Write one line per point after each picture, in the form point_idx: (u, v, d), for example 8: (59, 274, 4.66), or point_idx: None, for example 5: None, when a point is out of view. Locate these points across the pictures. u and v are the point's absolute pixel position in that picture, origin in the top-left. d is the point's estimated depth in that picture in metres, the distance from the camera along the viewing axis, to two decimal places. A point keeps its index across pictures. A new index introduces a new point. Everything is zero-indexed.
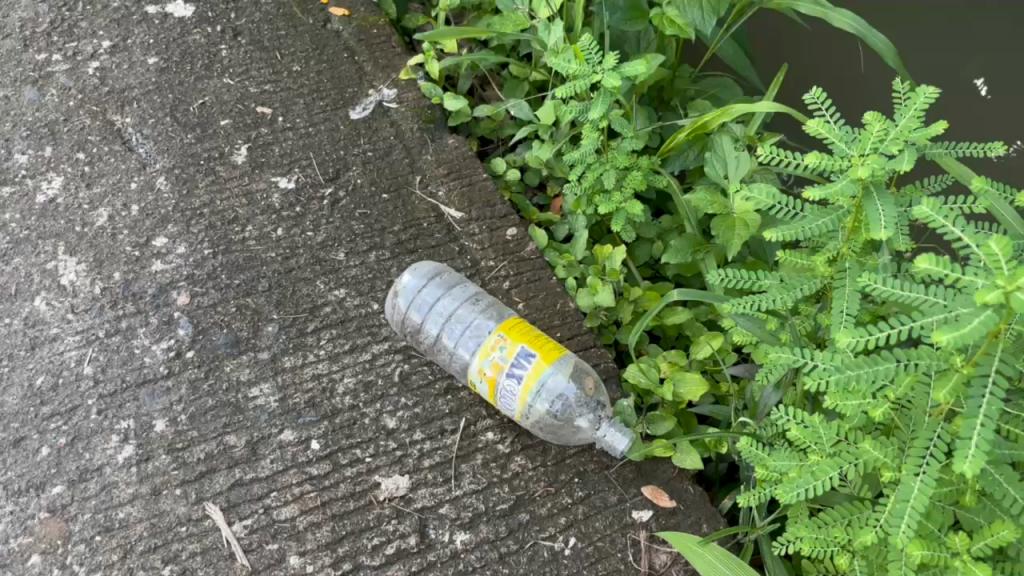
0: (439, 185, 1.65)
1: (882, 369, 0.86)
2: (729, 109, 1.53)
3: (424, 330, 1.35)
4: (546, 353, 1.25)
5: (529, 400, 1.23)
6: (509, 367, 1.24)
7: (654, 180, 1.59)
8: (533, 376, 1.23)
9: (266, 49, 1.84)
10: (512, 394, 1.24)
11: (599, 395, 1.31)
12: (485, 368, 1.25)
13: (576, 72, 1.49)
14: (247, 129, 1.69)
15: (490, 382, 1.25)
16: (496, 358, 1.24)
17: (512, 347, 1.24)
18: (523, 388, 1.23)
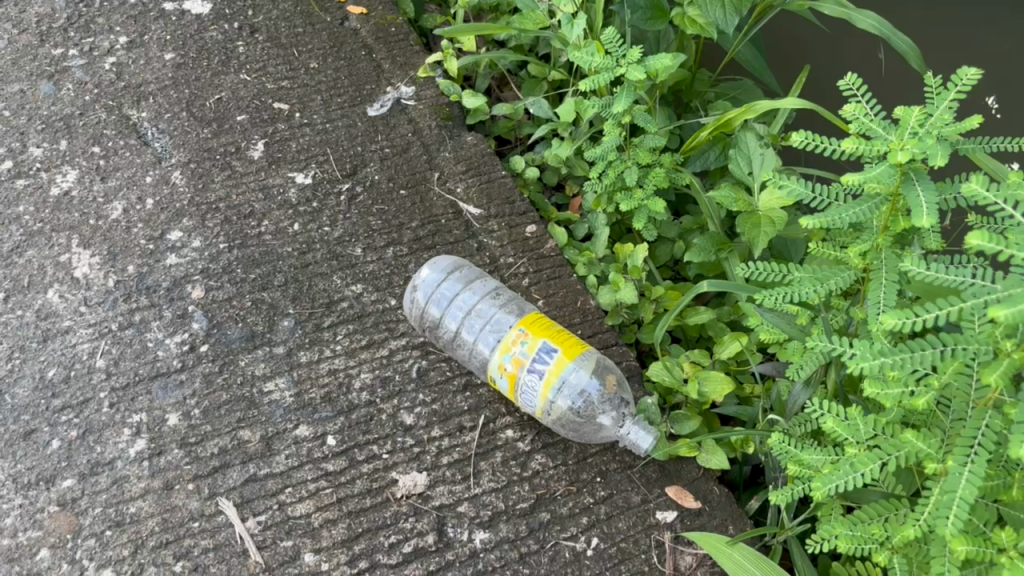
0: (457, 182, 1.63)
1: (925, 355, 0.83)
2: (753, 105, 1.50)
3: (443, 324, 1.33)
4: (569, 347, 1.22)
5: (550, 396, 1.20)
6: (530, 362, 1.20)
7: (676, 178, 1.57)
8: (553, 371, 1.20)
9: (283, 46, 1.83)
10: (534, 390, 1.21)
11: (626, 395, 1.28)
12: (506, 363, 1.23)
13: (599, 65, 1.47)
14: (264, 124, 1.68)
15: (510, 378, 1.23)
16: (517, 353, 1.21)
17: (532, 340, 1.22)
18: (545, 384, 1.20)
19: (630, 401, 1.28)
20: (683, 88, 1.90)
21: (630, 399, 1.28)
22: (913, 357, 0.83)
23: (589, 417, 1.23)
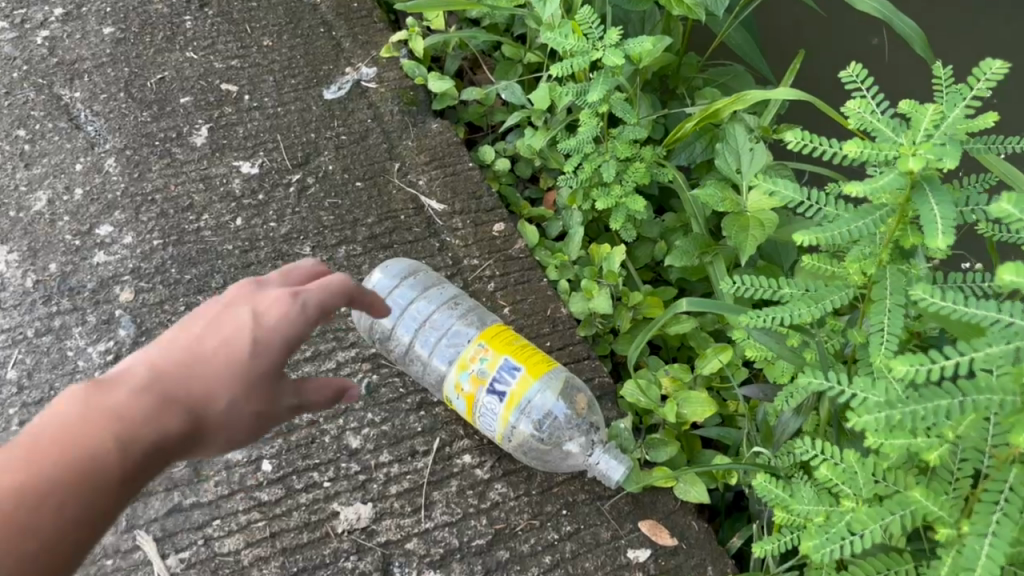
0: (419, 174, 1.49)
1: (939, 407, 0.68)
2: (743, 95, 1.37)
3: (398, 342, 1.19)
4: (534, 362, 1.08)
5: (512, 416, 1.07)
6: (492, 377, 1.07)
7: (658, 174, 1.43)
8: (516, 388, 1.06)
9: (234, 21, 1.68)
10: (494, 413, 1.08)
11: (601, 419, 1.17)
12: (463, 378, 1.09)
13: (573, 48, 1.32)
14: (209, 107, 1.53)
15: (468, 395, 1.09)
16: (476, 371, 1.08)
17: (494, 353, 1.08)
18: (506, 407, 1.07)
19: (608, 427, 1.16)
20: (669, 72, 1.76)
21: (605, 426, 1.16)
22: (926, 409, 0.68)
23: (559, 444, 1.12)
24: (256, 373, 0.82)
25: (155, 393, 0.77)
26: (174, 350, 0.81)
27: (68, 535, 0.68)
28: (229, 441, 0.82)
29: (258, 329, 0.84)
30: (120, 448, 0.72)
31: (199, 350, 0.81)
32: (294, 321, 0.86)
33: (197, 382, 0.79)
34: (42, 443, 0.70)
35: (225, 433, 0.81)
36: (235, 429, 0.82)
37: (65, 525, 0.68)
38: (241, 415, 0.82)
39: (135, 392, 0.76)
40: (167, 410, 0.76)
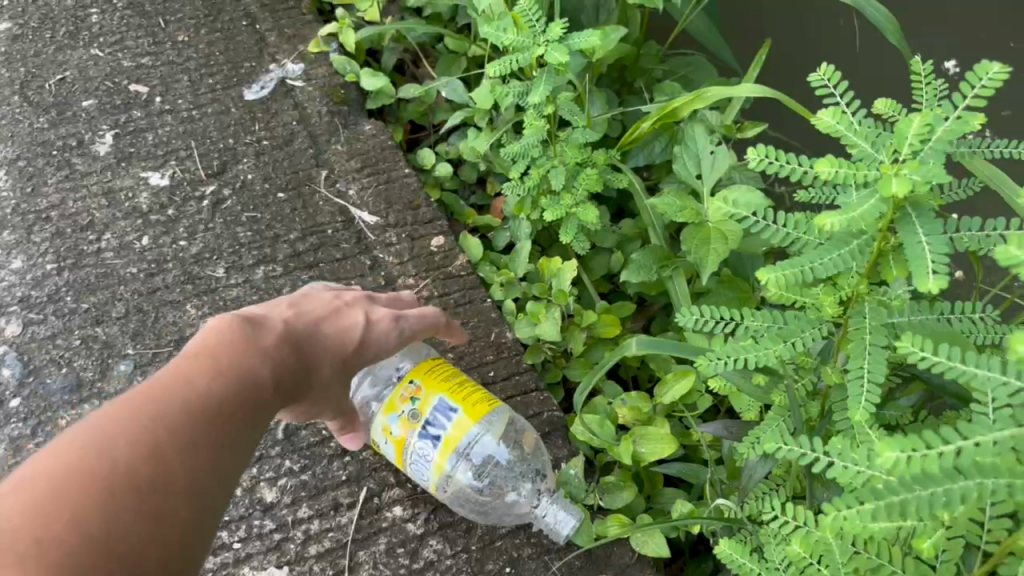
0: (349, 183, 1.35)
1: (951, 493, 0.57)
2: (703, 92, 1.25)
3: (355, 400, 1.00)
4: (473, 399, 0.93)
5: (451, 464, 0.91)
6: (426, 421, 0.91)
7: (612, 179, 1.30)
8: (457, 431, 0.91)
9: (146, 15, 1.52)
10: (426, 460, 0.92)
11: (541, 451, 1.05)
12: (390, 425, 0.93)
13: (512, 43, 1.20)
14: (114, 111, 1.38)
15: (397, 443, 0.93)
16: (405, 413, 0.92)
17: (426, 392, 0.92)
18: (440, 453, 0.91)
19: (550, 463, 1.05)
20: (627, 63, 1.62)
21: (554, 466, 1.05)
22: (920, 497, 0.58)
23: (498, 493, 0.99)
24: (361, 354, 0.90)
25: (289, 340, 0.82)
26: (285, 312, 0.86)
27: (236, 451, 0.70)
28: (316, 406, 0.87)
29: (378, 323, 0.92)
30: (274, 383, 0.77)
31: (312, 318, 0.87)
32: (394, 344, 0.92)
33: (321, 347, 0.85)
34: (205, 366, 0.73)
35: (323, 399, 0.87)
36: (326, 399, 0.88)
37: (229, 447, 0.69)
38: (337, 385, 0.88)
39: (279, 340, 0.80)
40: (299, 359, 0.82)
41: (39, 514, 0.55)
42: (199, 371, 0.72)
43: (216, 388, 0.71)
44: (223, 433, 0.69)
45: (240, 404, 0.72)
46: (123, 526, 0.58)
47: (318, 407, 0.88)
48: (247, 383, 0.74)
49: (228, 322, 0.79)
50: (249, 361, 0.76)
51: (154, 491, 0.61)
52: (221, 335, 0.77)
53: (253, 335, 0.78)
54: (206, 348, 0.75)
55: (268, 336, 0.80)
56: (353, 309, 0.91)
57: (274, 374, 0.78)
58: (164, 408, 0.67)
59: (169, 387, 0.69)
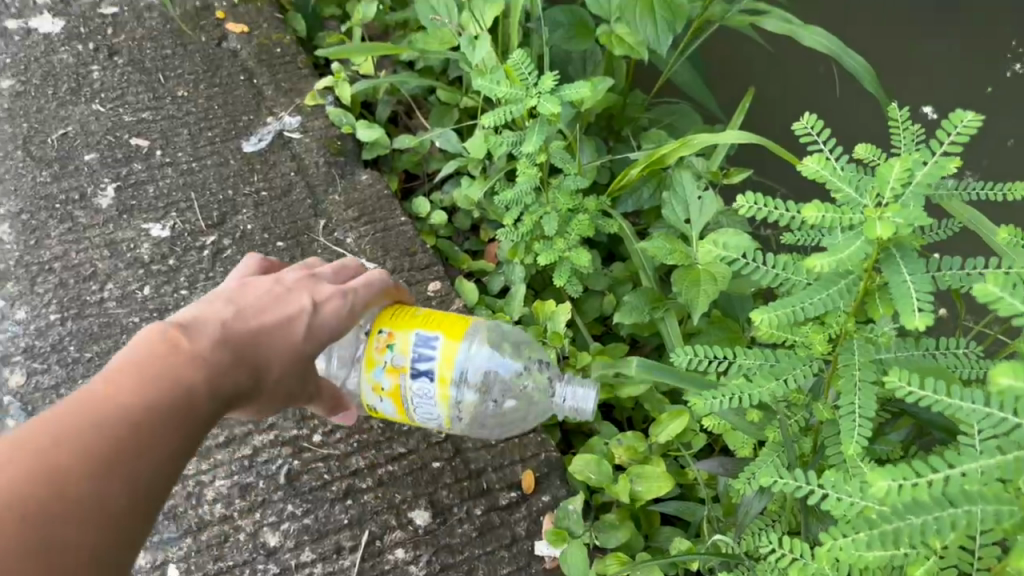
0: (347, 232, 1.38)
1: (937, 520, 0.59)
2: (689, 140, 1.29)
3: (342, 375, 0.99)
4: (451, 319, 0.94)
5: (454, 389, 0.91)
6: (410, 354, 0.91)
7: (603, 224, 1.34)
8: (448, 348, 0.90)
9: (146, 71, 1.56)
10: (430, 397, 0.91)
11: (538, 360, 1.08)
12: (377, 375, 0.92)
13: (506, 96, 1.25)
14: (116, 165, 1.41)
15: (392, 390, 0.92)
16: (389, 362, 0.91)
17: (400, 326, 0.92)
18: (439, 386, 0.90)
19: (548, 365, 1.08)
20: (613, 114, 1.67)
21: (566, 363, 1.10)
22: (912, 526, 0.60)
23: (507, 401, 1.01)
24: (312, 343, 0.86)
25: (227, 339, 0.78)
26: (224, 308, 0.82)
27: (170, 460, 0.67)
28: (270, 403, 0.84)
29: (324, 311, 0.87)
30: (210, 387, 0.73)
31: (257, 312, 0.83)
32: (341, 324, 0.88)
33: (266, 342, 0.81)
34: (132, 372, 0.69)
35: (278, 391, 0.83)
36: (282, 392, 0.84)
37: (160, 459, 0.66)
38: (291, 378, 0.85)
39: (215, 342, 0.76)
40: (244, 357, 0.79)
41: None
42: (126, 380, 0.68)
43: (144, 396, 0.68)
44: (153, 443, 0.66)
45: (170, 410, 0.68)
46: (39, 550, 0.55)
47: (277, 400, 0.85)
48: (181, 387, 0.70)
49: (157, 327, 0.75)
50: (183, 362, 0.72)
51: (58, 519, 0.57)
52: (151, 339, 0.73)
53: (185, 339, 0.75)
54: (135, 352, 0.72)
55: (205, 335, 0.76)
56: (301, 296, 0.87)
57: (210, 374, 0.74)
58: (83, 423, 0.63)
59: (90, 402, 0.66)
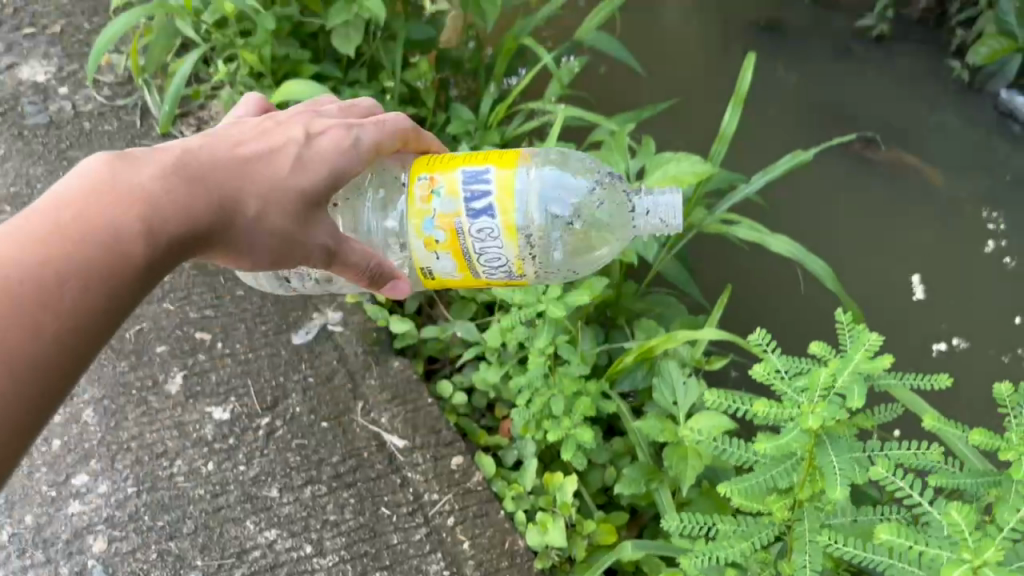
0: (381, 412, 1.60)
1: None
2: (673, 335, 1.53)
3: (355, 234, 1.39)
4: (497, 154, 1.24)
5: (515, 225, 1.20)
6: (461, 196, 1.21)
7: (603, 405, 1.56)
8: (499, 184, 1.21)
9: (209, 272, 1.82)
10: (499, 240, 1.21)
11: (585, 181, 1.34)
12: (427, 228, 1.23)
13: (522, 300, 1.59)
14: (184, 355, 1.65)
15: (447, 232, 1.22)
16: (450, 208, 1.21)
17: (445, 175, 1.23)
18: (503, 228, 1.20)
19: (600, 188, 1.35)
20: (609, 305, 1.93)
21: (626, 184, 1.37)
22: None
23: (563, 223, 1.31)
24: (296, 185, 1.12)
25: (193, 177, 1.03)
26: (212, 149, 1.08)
27: (96, 309, 0.89)
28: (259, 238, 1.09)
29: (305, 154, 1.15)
30: (147, 239, 0.95)
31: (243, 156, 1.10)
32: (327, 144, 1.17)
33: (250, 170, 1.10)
34: (80, 217, 0.91)
35: (258, 236, 1.08)
36: (270, 240, 1.09)
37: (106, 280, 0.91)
38: (274, 223, 1.09)
39: (196, 170, 1.04)
40: (208, 197, 1.03)
41: None
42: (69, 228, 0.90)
43: (73, 248, 0.89)
44: (81, 293, 0.88)
45: (102, 262, 0.90)
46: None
47: (263, 251, 1.10)
48: (118, 246, 0.92)
49: (127, 156, 0.99)
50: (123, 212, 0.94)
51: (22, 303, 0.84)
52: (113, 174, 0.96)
53: (141, 182, 0.97)
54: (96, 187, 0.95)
55: (168, 175, 1.00)
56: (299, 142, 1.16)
57: (150, 225, 0.96)
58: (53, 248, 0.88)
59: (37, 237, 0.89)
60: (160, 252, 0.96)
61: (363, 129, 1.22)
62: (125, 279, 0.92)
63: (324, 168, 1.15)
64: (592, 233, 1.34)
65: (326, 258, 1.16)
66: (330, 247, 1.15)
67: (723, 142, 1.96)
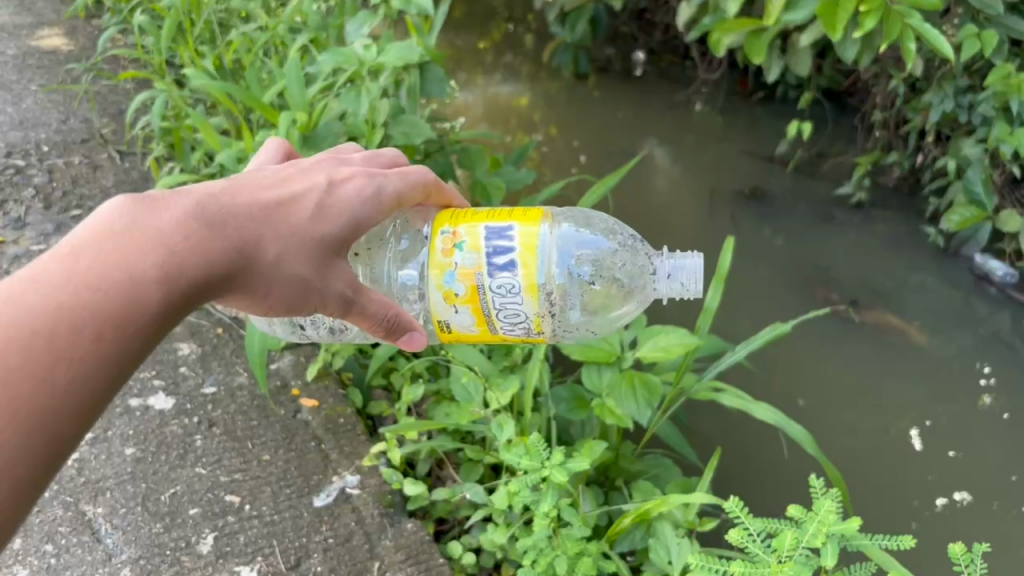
0: (396, 570, 1.72)
1: None
2: (667, 499, 1.67)
3: (371, 281, 1.77)
4: (517, 217, 1.57)
5: (536, 286, 1.52)
6: (484, 254, 1.54)
7: (604, 564, 1.68)
8: (520, 244, 1.53)
9: (238, 438, 2.00)
10: (522, 297, 1.53)
11: (610, 247, 1.78)
12: (451, 282, 1.56)
13: (527, 466, 1.71)
14: (214, 516, 1.80)
15: (469, 287, 1.55)
16: (479, 267, 1.54)
17: (470, 234, 1.56)
18: (527, 290, 1.52)
19: (622, 254, 1.79)
20: (609, 466, 2.08)
21: (647, 248, 1.82)
22: None
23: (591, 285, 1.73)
24: (312, 232, 1.39)
25: (212, 225, 1.29)
26: (236, 198, 1.36)
27: (110, 354, 1.11)
28: (282, 274, 1.35)
29: (321, 208, 1.42)
30: (162, 284, 1.19)
31: (267, 203, 1.37)
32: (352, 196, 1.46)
33: (277, 216, 1.37)
34: (101, 272, 1.15)
35: (273, 277, 1.34)
36: (283, 282, 1.35)
37: (119, 336, 1.13)
38: (289, 267, 1.36)
39: (225, 217, 1.31)
40: (224, 243, 1.29)
41: None
42: (91, 281, 1.13)
43: (93, 299, 1.12)
44: (94, 340, 1.10)
45: (115, 312, 1.13)
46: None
47: (279, 291, 1.36)
48: (131, 296, 1.16)
49: (152, 211, 1.25)
50: (140, 264, 1.19)
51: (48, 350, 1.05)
52: (136, 230, 1.22)
53: (163, 234, 1.23)
54: (119, 241, 1.19)
55: (187, 224, 1.26)
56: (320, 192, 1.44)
57: (163, 272, 1.20)
58: (77, 302, 1.11)
59: (60, 290, 1.11)
60: (171, 297, 1.20)
61: (386, 180, 1.53)
62: (135, 325, 1.15)
63: (342, 217, 1.43)
64: (602, 290, 1.75)
65: (343, 304, 1.42)
66: (344, 293, 1.42)
67: (708, 316, 2.16)
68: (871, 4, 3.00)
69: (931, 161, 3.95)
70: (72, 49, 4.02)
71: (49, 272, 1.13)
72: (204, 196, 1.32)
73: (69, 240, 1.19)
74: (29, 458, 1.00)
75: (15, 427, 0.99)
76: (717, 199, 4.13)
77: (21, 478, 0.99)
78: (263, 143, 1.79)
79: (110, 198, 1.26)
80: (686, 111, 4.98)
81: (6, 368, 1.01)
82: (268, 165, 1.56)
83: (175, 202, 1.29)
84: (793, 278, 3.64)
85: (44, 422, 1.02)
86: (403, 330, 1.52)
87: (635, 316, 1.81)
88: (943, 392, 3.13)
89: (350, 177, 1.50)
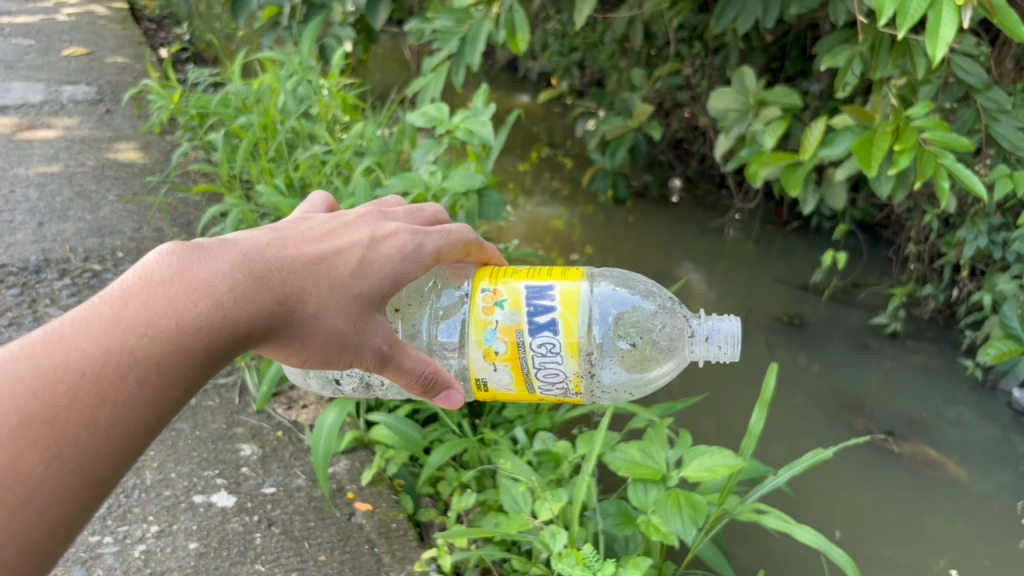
0: None
1: None
2: None
3: (410, 335, 2.01)
4: (557, 278, 1.79)
5: (577, 345, 1.73)
6: (524, 312, 1.75)
7: None
8: (561, 303, 1.74)
9: (295, 538, 2.08)
10: (564, 357, 1.73)
11: (648, 309, 1.99)
12: (491, 340, 1.76)
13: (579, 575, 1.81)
14: None
15: (509, 344, 1.75)
16: (519, 328, 1.75)
17: (510, 293, 1.77)
18: (569, 351, 1.73)
19: (661, 316, 1.99)
20: None
21: (684, 309, 2.01)
22: None
23: (629, 346, 1.94)
24: (352, 287, 1.55)
25: (258, 277, 1.43)
26: (281, 252, 1.50)
27: (151, 399, 1.21)
28: (326, 323, 1.50)
29: (362, 265, 1.58)
30: (206, 332, 1.31)
31: (311, 258, 1.53)
32: (399, 249, 1.66)
33: (325, 270, 1.53)
34: (147, 319, 1.26)
35: (311, 328, 1.49)
36: (324, 333, 1.50)
37: (162, 380, 1.23)
38: (328, 321, 1.51)
39: (273, 270, 1.46)
40: (267, 295, 1.42)
41: (30, 381, 1.12)
42: (136, 327, 1.24)
43: (139, 346, 1.23)
44: (138, 385, 1.20)
45: (160, 358, 1.24)
46: (25, 465, 1.06)
47: (316, 341, 1.50)
48: (176, 344, 1.26)
49: (201, 261, 1.38)
50: (186, 313, 1.30)
51: (94, 391, 1.16)
52: (185, 278, 1.34)
53: (208, 284, 1.35)
54: (165, 291, 1.31)
55: (233, 276, 1.39)
56: (361, 249, 1.61)
57: (209, 321, 1.32)
58: (123, 346, 1.22)
59: (109, 335, 1.22)
60: (215, 344, 1.31)
61: (428, 238, 1.73)
62: (177, 372, 1.25)
63: (389, 278, 1.62)
64: (646, 351, 1.96)
65: (381, 360, 1.59)
66: (379, 348, 1.58)
67: (752, 438, 2.23)
68: (905, 143, 3.14)
69: (967, 295, 4.04)
70: (146, 163, 4.30)
71: (96, 317, 1.24)
72: (252, 249, 1.47)
73: (119, 285, 1.31)
74: (67, 501, 1.09)
75: (57, 469, 1.09)
76: (754, 322, 4.23)
77: (60, 518, 1.08)
78: (307, 196, 1.98)
79: (161, 246, 1.39)
80: (722, 237, 5.14)
81: (52, 410, 1.12)
82: (312, 216, 1.75)
83: (222, 254, 1.42)
84: (828, 404, 3.70)
85: (85, 464, 1.12)
86: (441, 388, 1.69)
87: (670, 377, 2.00)
88: (982, 527, 3.14)
89: (391, 235, 1.67)
